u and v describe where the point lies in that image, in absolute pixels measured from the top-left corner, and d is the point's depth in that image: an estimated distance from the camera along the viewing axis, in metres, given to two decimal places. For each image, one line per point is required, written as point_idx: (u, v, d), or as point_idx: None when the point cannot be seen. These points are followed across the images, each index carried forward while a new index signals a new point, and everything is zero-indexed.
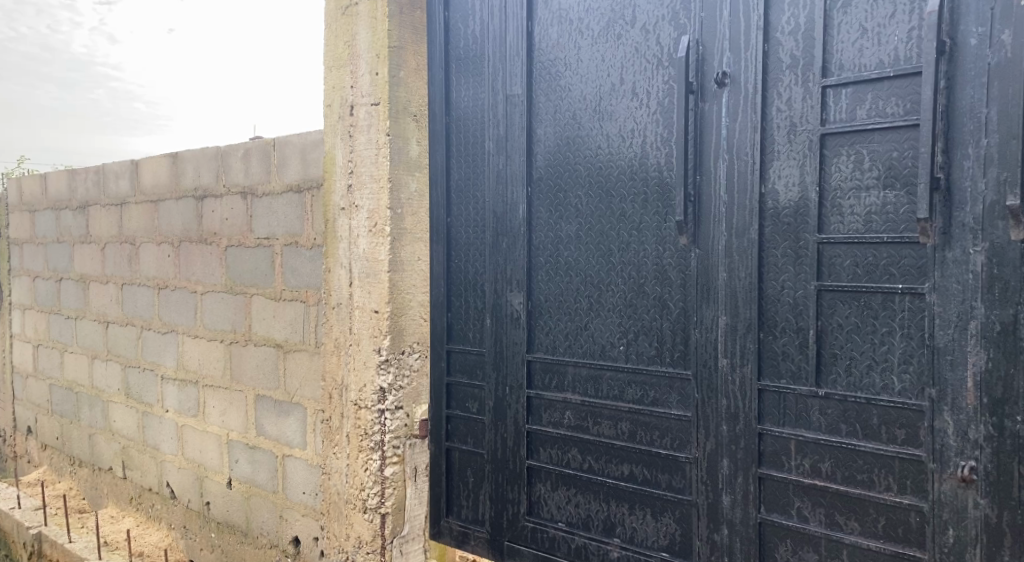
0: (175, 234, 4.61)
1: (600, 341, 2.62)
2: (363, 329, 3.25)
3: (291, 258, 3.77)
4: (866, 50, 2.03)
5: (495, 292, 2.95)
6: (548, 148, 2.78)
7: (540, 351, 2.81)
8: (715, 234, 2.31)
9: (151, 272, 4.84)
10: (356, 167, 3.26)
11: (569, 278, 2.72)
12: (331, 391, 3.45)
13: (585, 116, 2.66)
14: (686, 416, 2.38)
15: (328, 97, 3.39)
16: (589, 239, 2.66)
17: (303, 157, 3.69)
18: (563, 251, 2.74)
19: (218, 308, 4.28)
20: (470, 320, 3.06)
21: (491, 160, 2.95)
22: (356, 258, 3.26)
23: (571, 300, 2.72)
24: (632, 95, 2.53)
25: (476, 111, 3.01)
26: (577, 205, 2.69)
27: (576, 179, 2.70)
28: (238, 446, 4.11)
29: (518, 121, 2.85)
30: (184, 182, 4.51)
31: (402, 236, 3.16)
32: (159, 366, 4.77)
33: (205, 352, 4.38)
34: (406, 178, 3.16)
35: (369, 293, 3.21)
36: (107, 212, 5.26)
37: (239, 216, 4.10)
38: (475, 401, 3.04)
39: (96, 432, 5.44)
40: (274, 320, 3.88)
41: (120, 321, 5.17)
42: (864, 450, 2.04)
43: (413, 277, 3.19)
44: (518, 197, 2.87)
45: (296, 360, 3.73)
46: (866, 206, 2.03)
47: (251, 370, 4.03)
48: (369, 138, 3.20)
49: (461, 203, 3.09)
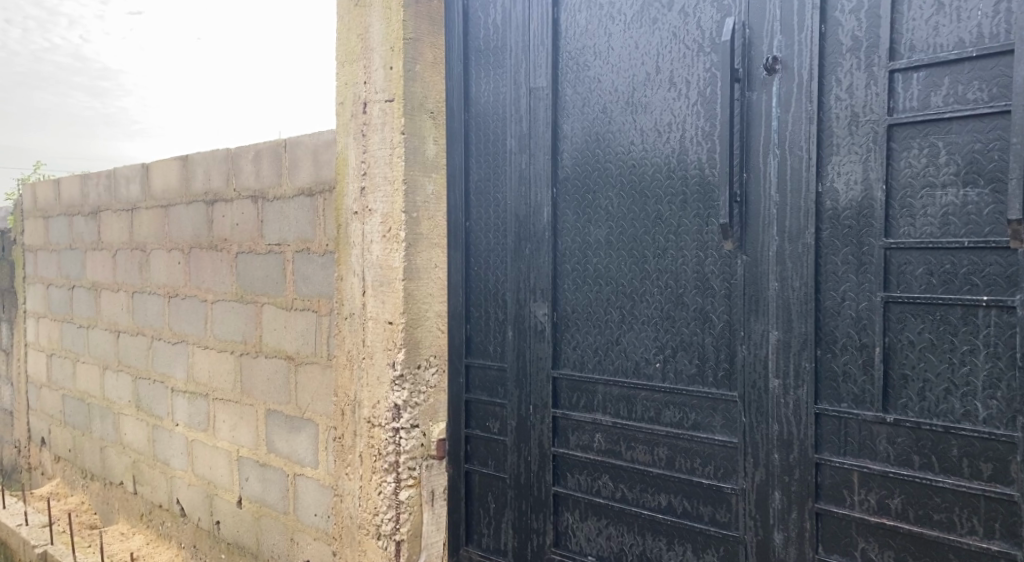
0: (185, 240, 4.42)
1: (634, 357, 2.38)
2: (376, 342, 3.02)
3: (303, 265, 3.55)
4: (942, 27, 1.78)
5: (517, 302, 2.72)
6: (575, 145, 2.55)
7: (566, 367, 2.57)
8: (764, 239, 2.06)
9: (161, 280, 4.66)
10: (369, 168, 3.04)
11: (598, 287, 2.49)
12: (343, 408, 3.23)
13: (617, 110, 2.43)
14: (732, 442, 2.14)
15: (341, 94, 3.18)
16: (620, 245, 2.42)
17: (315, 159, 3.49)
18: (592, 258, 2.51)
19: (228, 318, 4.08)
20: (491, 333, 2.84)
21: (513, 159, 2.72)
22: (369, 265, 3.04)
23: (601, 312, 2.48)
24: (669, 86, 2.29)
25: (497, 106, 2.79)
26: (607, 207, 2.45)
27: (606, 179, 2.46)
28: (248, 463, 3.91)
29: (543, 116, 2.62)
30: (194, 186, 4.32)
31: (419, 241, 2.93)
32: (169, 378, 4.59)
33: (215, 363, 4.19)
34: (423, 179, 2.94)
35: (383, 303, 2.98)
36: (118, 218, 5.09)
37: (250, 221, 3.90)
38: (496, 420, 2.80)
39: (108, 445, 5.27)
40: (285, 330, 3.67)
41: (131, 330, 4.99)
42: (943, 486, 1.79)
43: (430, 286, 2.96)
44: (542, 199, 2.63)
45: (308, 374, 3.52)
46: (942, 206, 1.79)
47: (261, 383, 3.82)
48: (382, 137, 2.98)
49: (481, 206, 2.87)
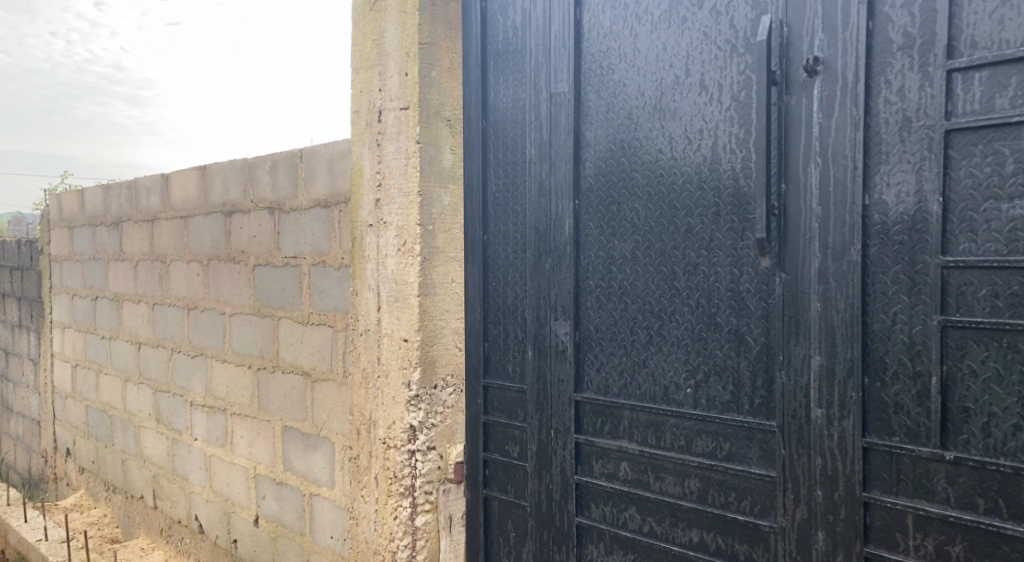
0: (204, 252, 4.29)
1: (663, 381, 2.22)
2: (392, 360, 2.88)
3: (319, 278, 3.42)
4: (1008, 21, 1.60)
5: (537, 320, 2.56)
6: (599, 154, 2.39)
7: (589, 390, 2.41)
8: (805, 256, 1.89)
9: (180, 292, 4.53)
10: (384, 179, 2.91)
11: (624, 305, 2.32)
12: (358, 428, 3.09)
13: (643, 116, 2.27)
14: (770, 476, 1.97)
15: (356, 101, 3.05)
16: (648, 259, 2.26)
17: (331, 168, 3.36)
18: (617, 274, 2.34)
19: (243, 331, 3.94)
20: (510, 352, 2.68)
21: (533, 168, 2.57)
22: (385, 280, 2.90)
23: (626, 332, 2.32)
24: (699, 89, 2.13)
25: (516, 113, 2.64)
26: (633, 219, 2.29)
27: (631, 189, 2.30)
28: (265, 480, 3.76)
29: (564, 123, 2.47)
30: (212, 197, 4.21)
31: (435, 255, 2.79)
32: (188, 392, 4.43)
33: (232, 377, 4.02)
34: (439, 190, 2.80)
35: (398, 319, 2.85)
36: (139, 228, 4.96)
37: (267, 233, 3.78)
38: (516, 444, 2.65)
39: (129, 459, 5.10)
40: (301, 345, 3.53)
41: (151, 343, 4.83)
42: (1012, 534, 1.61)
43: (446, 302, 2.82)
44: (563, 211, 2.48)
45: (324, 391, 3.38)
46: (1008, 219, 1.61)
47: (277, 400, 3.68)
48: (398, 146, 2.84)
49: (498, 218, 2.72)
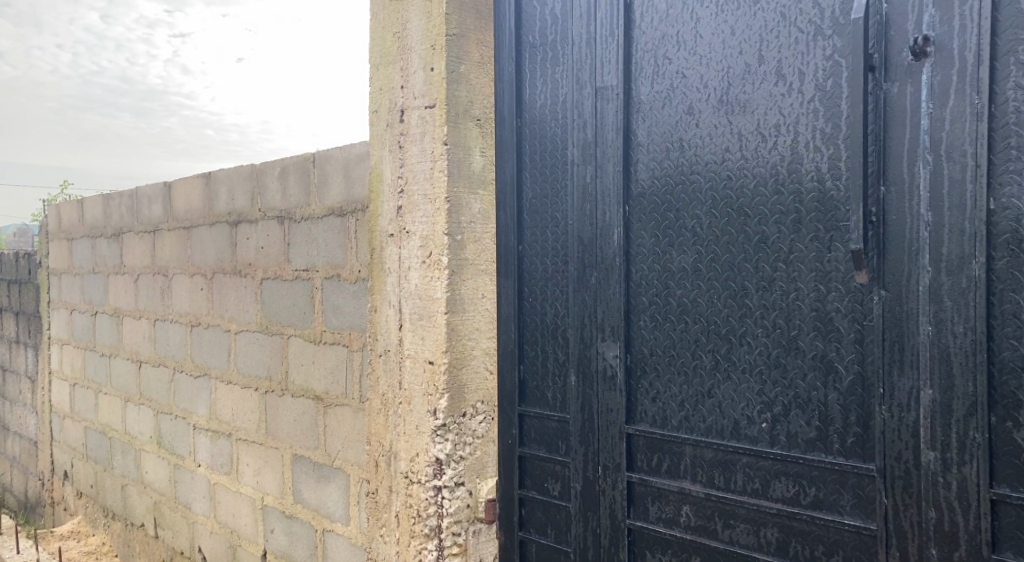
0: (209, 265, 4.01)
1: (733, 414, 1.95)
2: (415, 385, 2.61)
3: (333, 294, 3.15)
4: None
5: (581, 342, 2.29)
6: (653, 155, 2.11)
7: (643, 423, 2.14)
8: (911, 271, 1.62)
9: (183, 307, 4.25)
10: (407, 184, 2.63)
11: (683, 326, 2.05)
12: (376, 460, 2.80)
13: (706, 111, 1.99)
14: (867, 529, 1.69)
15: (375, 100, 2.78)
16: (713, 274, 1.98)
17: (346, 174, 3.09)
18: (675, 290, 2.06)
19: (250, 350, 3.67)
20: (549, 377, 2.40)
21: (576, 172, 2.30)
22: (407, 296, 2.63)
23: (687, 357, 2.04)
24: (774, 78, 1.85)
25: (556, 110, 2.37)
26: (694, 228, 2.01)
27: (692, 194, 2.02)
28: (273, 513, 3.48)
29: (612, 120, 2.19)
30: (217, 206, 3.93)
31: (464, 268, 2.51)
32: (191, 415, 4.14)
33: (239, 400, 3.73)
34: (468, 197, 2.52)
35: (422, 340, 2.57)
36: (140, 240, 4.68)
37: (276, 244, 3.50)
38: (556, 481, 2.36)
39: (129, 483, 4.80)
40: (313, 367, 3.25)
41: (153, 361, 4.53)
42: None
43: (476, 321, 2.54)
44: (611, 219, 2.20)
45: (338, 417, 3.10)
46: None
47: (287, 425, 3.39)
48: (422, 148, 2.57)
49: (536, 228, 2.45)
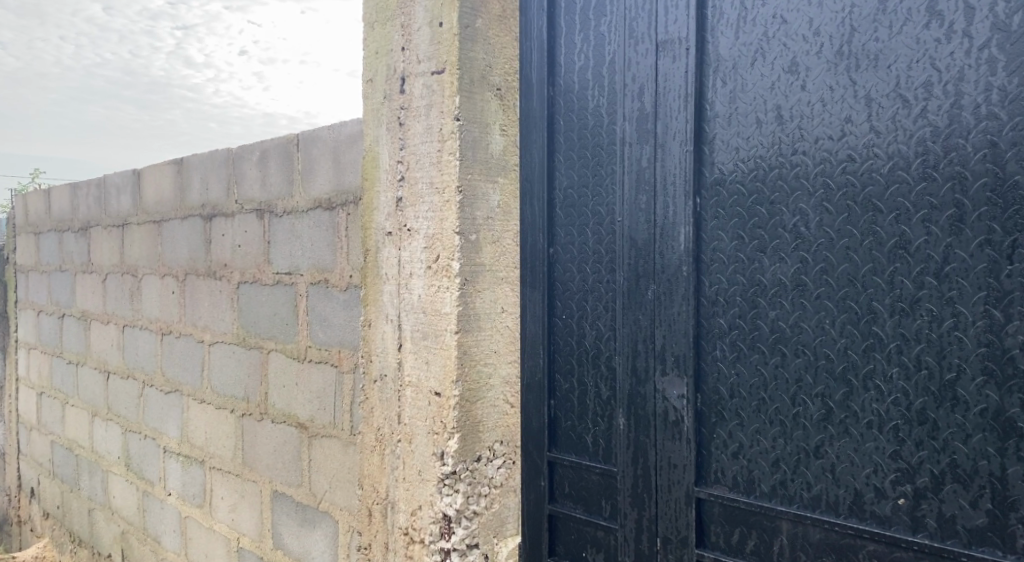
0: (180, 265, 3.47)
1: (852, 483, 1.43)
2: (418, 420, 2.08)
3: (320, 303, 2.62)
4: None
5: (632, 375, 1.77)
6: (736, 129, 1.61)
7: (719, 486, 1.62)
8: None
9: (152, 312, 3.71)
10: (408, 169, 2.10)
11: (778, 359, 1.55)
12: (370, 510, 2.27)
13: (818, 67, 1.49)
14: None
15: (370, 67, 2.24)
16: (824, 291, 1.48)
17: (336, 159, 2.57)
18: (767, 311, 1.56)
19: (225, 365, 3.14)
20: (587, 418, 1.88)
21: (627, 153, 1.79)
22: (409, 309, 2.10)
23: (784, 401, 1.53)
24: (925, 18, 1.35)
25: (600, 75, 1.86)
26: (799, 226, 1.52)
27: (795, 182, 1.52)
28: (250, 557, 2.95)
29: (680, 84, 1.69)
30: (190, 198, 3.40)
31: (479, 275, 1.98)
32: (160, 436, 3.60)
33: (212, 423, 3.20)
34: (485, 186, 1.99)
35: (428, 365, 2.03)
36: (108, 235, 4.14)
37: (255, 242, 2.97)
38: (599, 550, 1.85)
39: (96, 508, 4.27)
40: (295, 389, 2.72)
41: (120, 373, 3.99)
42: None
43: (494, 342, 2.01)
44: (677, 215, 1.69)
45: (324, 451, 2.57)
46: None
47: (266, 456, 2.86)
48: (427, 125, 2.03)
49: (571, 226, 1.93)
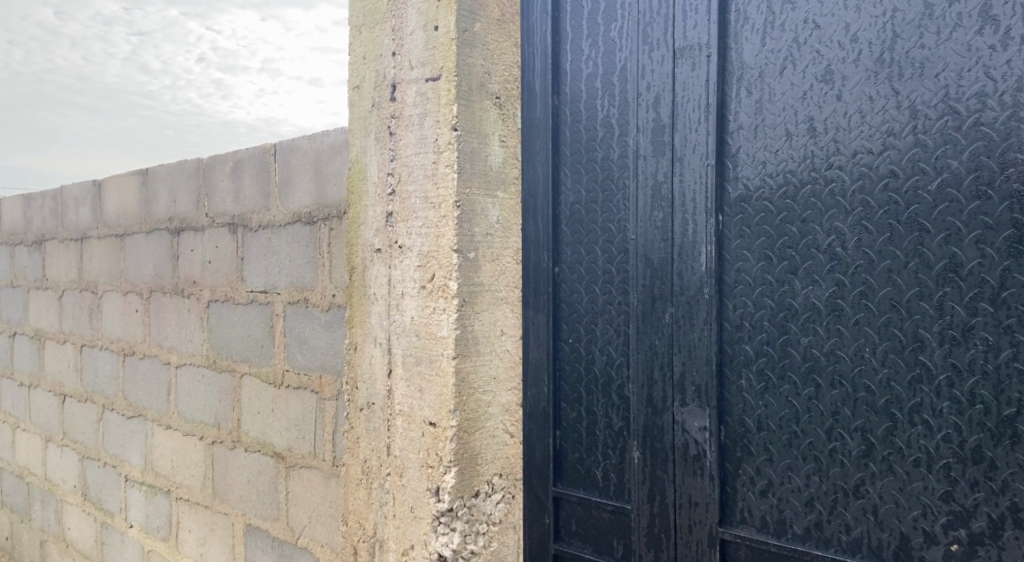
0: (144, 282, 3.28)
1: (897, 526, 1.33)
2: (410, 452, 1.92)
3: (299, 325, 2.47)
4: None
5: (647, 405, 1.64)
6: (763, 141, 1.50)
7: (745, 526, 1.51)
8: None
9: (112, 332, 3.50)
10: (399, 182, 1.95)
11: (812, 390, 1.43)
12: (355, 547, 2.11)
13: (856, 76, 1.39)
14: None
15: (357, 73, 2.10)
16: (864, 317, 1.37)
17: (317, 171, 2.42)
18: (798, 337, 1.45)
19: (193, 389, 2.95)
20: (597, 450, 1.76)
21: (640, 167, 1.67)
22: (400, 333, 1.95)
23: (819, 436, 1.42)
24: (977, 24, 1.26)
25: (611, 83, 1.74)
26: (835, 245, 1.41)
27: (829, 199, 1.42)
28: None
29: (700, 93, 1.57)
30: (155, 210, 3.21)
31: (478, 296, 1.84)
32: (121, 463, 3.39)
33: (179, 451, 3.01)
34: (484, 200, 1.84)
35: (421, 392, 1.89)
36: (65, 249, 3.92)
37: (227, 259, 2.80)
38: None
39: (49, 540, 4.03)
40: (271, 416, 2.56)
41: (78, 396, 3.77)
42: None
43: (493, 367, 1.87)
44: (698, 234, 1.58)
45: (304, 483, 2.41)
46: None
47: (239, 488, 2.69)
48: (420, 135, 1.88)
49: (579, 245, 1.81)
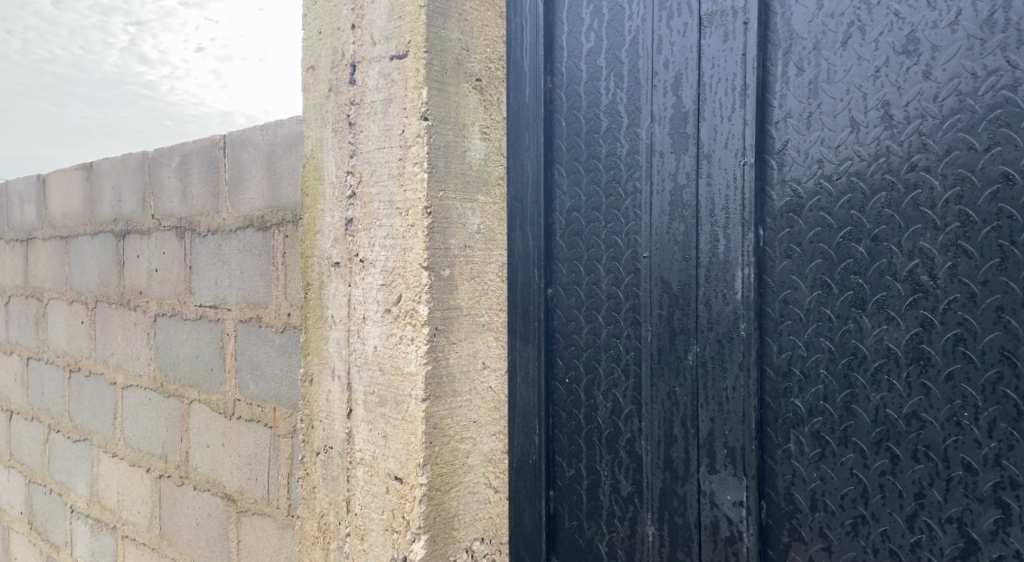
0: (90, 291, 2.92)
1: None
2: (371, 512, 1.56)
3: (251, 347, 2.12)
4: None
5: (667, 470, 1.30)
6: (818, 134, 1.15)
7: None
8: None
9: (58, 345, 3.15)
10: (361, 183, 1.58)
11: (886, 464, 1.08)
12: None
13: (951, 46, 1.04)
14: None
15: (309, 50, 1.72)
16: (961, 369, 1.03)
17: (271, 168, 2.06)
18: (867, 394, 1.10)
19: (140, 414, 2.60)
20: (601, 519, 1.42)
21: (655, 165, 1.31)
22: (360, 368, 1.58)
23: (896, 525, 1.08)
24: None
25: (619, 60, 1.39)
26: (921, 271, 1.06)
27: (913, 209, 1.07)
28: None
29: (734, 70, 1.21)
30: (100, 211, 2.85)
31: (455, 324, 1.47)
32: (67, 492, 3.04)
33: (125, 483, 2.66)
34: (462, 205, 1.47)
35: (385, 441, 1.51)
36: (11, 251, 3.55)
37: (174, 267, 2.45)
38: None
39: None
40: (221, 450, 2.21)
41: (24, 414, 3.41)
42: None
43: (473, 410, 1.49)
44: (732, 253, 1.22)
45: (256, 532, 2.07)
46: None
47: (187, 530, 2.34)
48: (384, 124, 1.51)
49: (577, 262, 1.46)
